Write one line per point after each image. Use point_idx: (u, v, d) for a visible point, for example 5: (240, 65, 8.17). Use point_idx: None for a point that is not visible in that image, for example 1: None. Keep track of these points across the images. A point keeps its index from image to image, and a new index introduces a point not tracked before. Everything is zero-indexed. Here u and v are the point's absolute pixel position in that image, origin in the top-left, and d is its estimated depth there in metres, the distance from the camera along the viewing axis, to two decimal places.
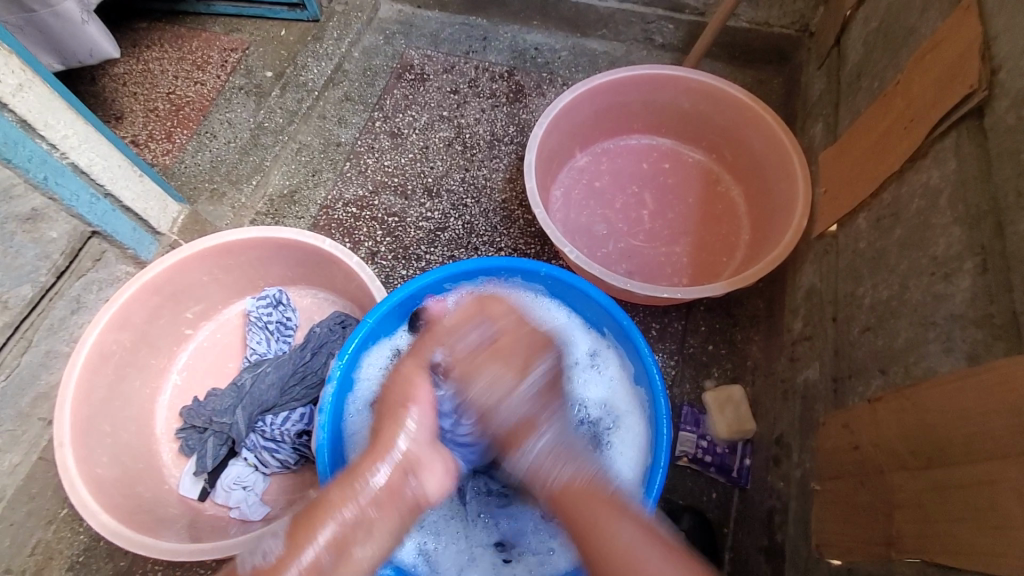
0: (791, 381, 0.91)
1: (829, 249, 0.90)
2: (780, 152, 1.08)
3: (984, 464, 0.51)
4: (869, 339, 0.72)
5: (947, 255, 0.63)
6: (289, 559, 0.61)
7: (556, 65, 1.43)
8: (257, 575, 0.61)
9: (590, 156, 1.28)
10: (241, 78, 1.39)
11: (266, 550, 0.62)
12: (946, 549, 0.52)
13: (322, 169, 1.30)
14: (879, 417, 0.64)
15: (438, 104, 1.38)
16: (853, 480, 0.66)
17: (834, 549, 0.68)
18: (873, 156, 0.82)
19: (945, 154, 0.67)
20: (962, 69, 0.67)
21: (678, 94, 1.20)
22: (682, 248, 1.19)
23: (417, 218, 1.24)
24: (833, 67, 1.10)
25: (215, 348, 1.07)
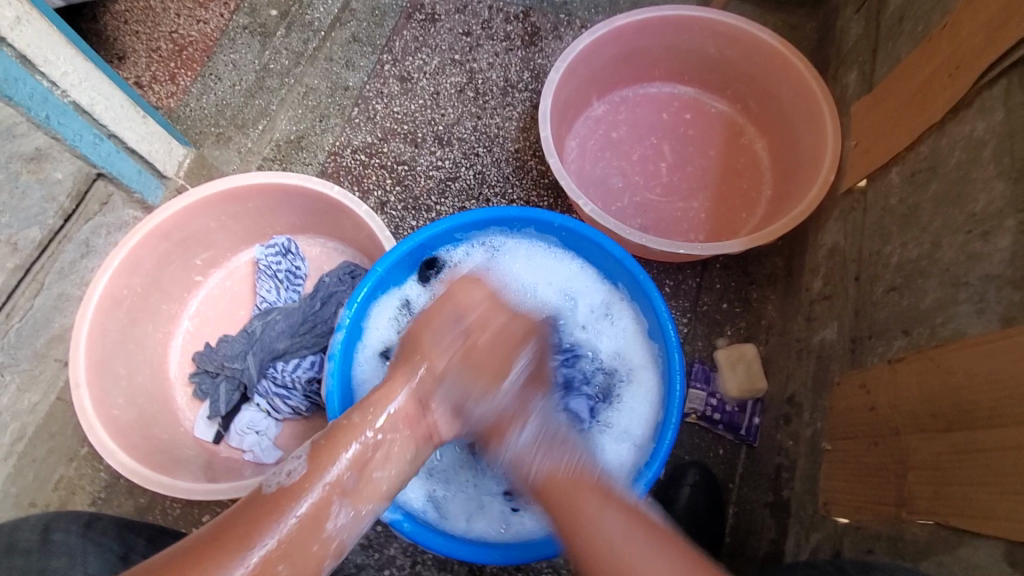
0: (807, 341, 0.89)
1: (856, 206, 0.86)
2: (811, 102, 1.03)
3: (1011, 429, 0.49)
4: (893, 300, 0.70)
5: (987, 212, 0.60)
6: (315, 477, 0.57)
7: (575, 6, 1.35)
8: (281, 493, 0.56)
9: (607, 105, 1.23)
10: (245, 16, 1.34)
11: (289, 470, 0.58)
12: (962, 511, 0.51)
13: (330, 114, 1.25)
14: (899, 378, 0.63)
15: (450, 47, 1.31)
16: (866, 441, 0.66)
17: (841, 507, 0.68)
18: (913, 106, 0.77)
19: (995, 102, 0.63)
20: (1022, 8, 0.61)
21: (704, 38, 1.13)
22: (701, 204, 1.15)
23: (427, 167, 1.20)
24: (874, 9, 1.03)
25: (226, 296, 1.07)
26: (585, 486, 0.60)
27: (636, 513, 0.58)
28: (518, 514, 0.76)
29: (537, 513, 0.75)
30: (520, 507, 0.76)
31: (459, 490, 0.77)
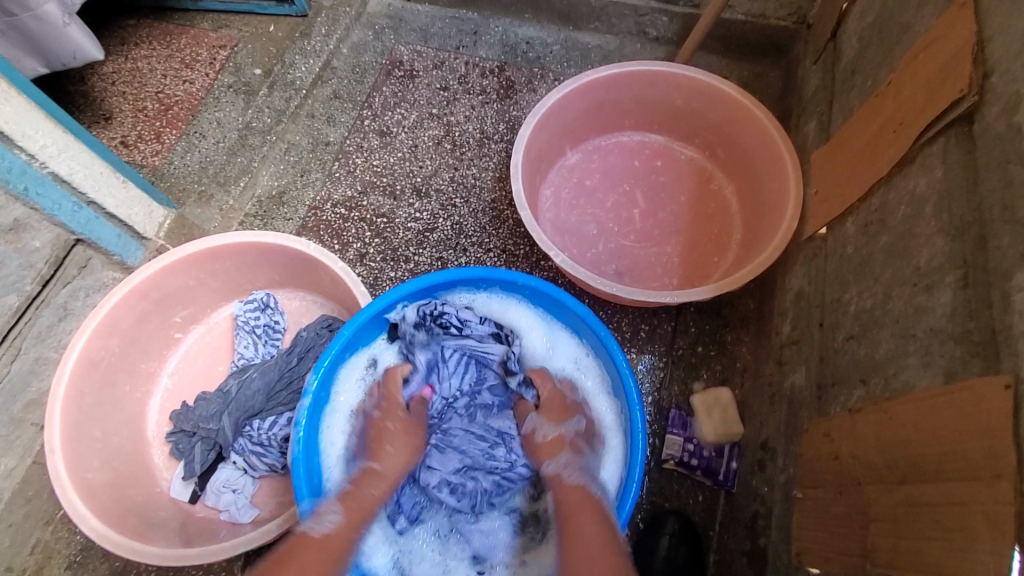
0: (779, 385, 0.91)
1: (818, 252, 0.88)
2: (773, 151, 1.07)
3: (958, 484, 0.50)
4: (853, 348, 0.71)
5: (929, 266, 0.61)
6: None
7: (547, 60, 1.41)
8: None
9: (580, 154, 1.27)
10: (229, 76, 1.39)
11: None
12: (916, 568, 0.51)
13: (311, 169, 1.29)
14: (860, 429, 0.64)
15: (427, 101, 1.36)
16: (833, 491, 0.67)
17: (815, 560, 0.68)
18: (864, 159, 0.80)
19: (933, 160, 0.66)
20: (953, 72, 0.65)
21: (669, 91, 1.18)
22: (673, 248, 1.18)
23: (406, 219, 1.23)
24: (829, 62, 1.08)
25: (205, 352, 1.08)
26: (586, 501, 0.69)
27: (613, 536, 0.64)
28: None
29: None
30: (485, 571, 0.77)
31: (424, 556, 0.77)
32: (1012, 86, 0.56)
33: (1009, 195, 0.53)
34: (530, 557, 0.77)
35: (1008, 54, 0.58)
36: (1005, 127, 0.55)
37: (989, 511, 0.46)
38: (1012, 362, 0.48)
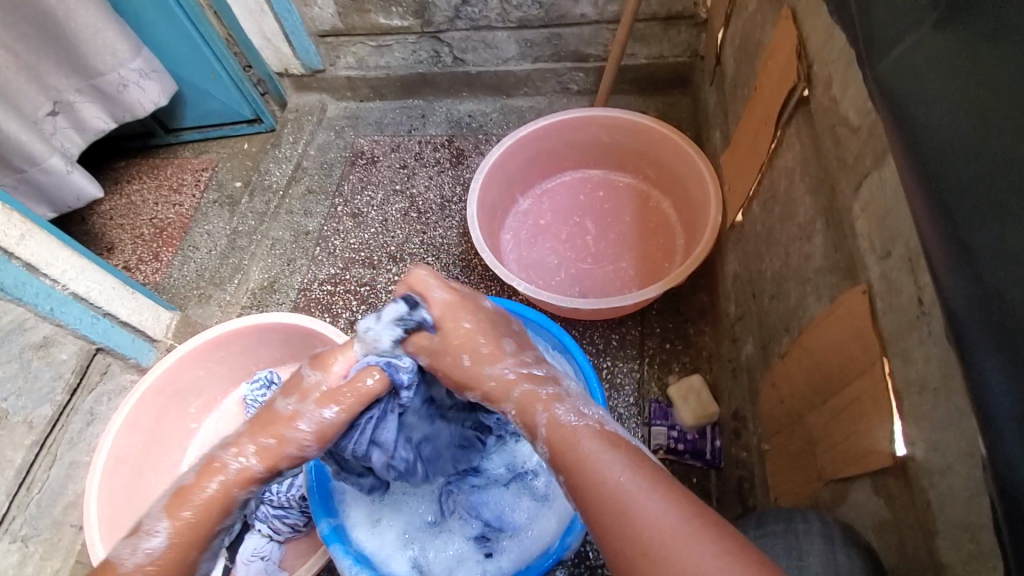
0: (737, 359, 1.00)
1: (741, 236, 1.01)
2: (691, 163, 1.22)
3: (852, 384, 0.58)
4: (776, 305, 0.82)
5: (807, 221, 0.73)
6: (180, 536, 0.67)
7: (489, 126, 1.60)
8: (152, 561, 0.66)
9: (531, 199, 1.43)
10: (213, 192, 1.58)
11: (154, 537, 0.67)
12: (842, 464, 0.59)
13: (296, 257, 1.44)
14: (793, 369, 0.73)
15: (391, 180, 1.53)
16: (788, 431, 0.75)
17: (789, 497, 0.74)
18: (753, 151, 0.95)
19: (793, 138, 0.80)
20: (790, 68, 0.80)
21: (595, 131, 1.36)
22: (628, 263, 1.31)
23: (386, 283, 1.36)
24: (720, 82, 1.26)
25: (220, 436, 1.16)
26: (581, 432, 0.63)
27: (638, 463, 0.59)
28: (493, 559, 0.83)
29: (511, 551, 0.83)
30: (494, 552, 0.84)
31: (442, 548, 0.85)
32: (826, 69, 0.70)
33: (838, 150, 0.66)
34: (538, 526, 0.84)
35: (816, 47, 0.73)
36: (828, 100, 0.69)
37: (871, 393, 0.55)
38: (865, 273, 0.58)
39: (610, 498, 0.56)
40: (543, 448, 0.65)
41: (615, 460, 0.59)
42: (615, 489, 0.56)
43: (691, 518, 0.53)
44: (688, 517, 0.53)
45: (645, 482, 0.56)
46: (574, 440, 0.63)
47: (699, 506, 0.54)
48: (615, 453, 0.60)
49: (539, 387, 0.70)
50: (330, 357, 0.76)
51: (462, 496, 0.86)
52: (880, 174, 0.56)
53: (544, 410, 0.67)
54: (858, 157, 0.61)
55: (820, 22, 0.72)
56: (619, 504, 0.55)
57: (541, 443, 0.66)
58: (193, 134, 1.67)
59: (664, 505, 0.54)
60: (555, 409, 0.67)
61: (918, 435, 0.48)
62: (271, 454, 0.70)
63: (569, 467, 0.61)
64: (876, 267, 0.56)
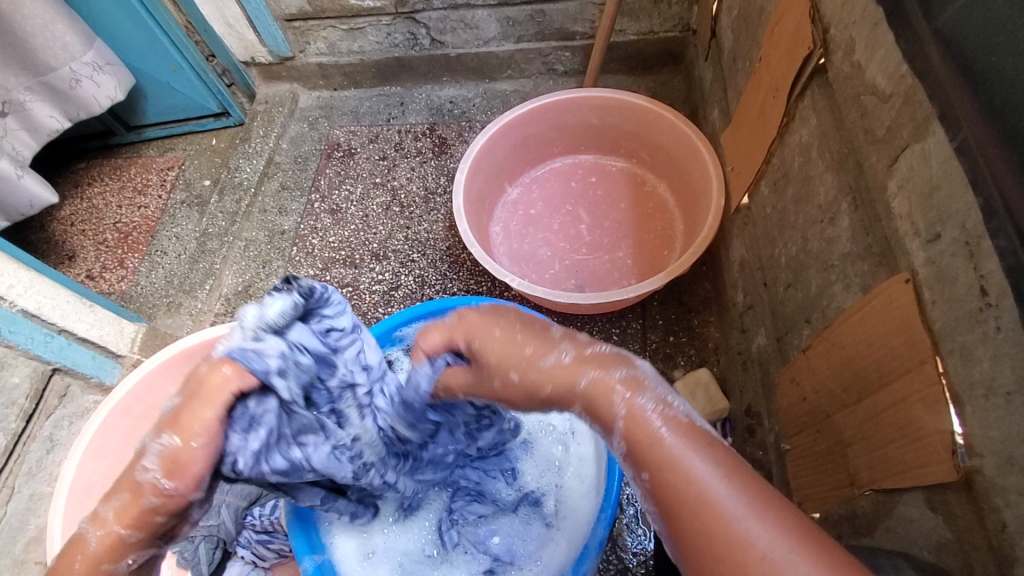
0: (748, 351, 0.94)
1: (747, 220, 0.95)
2: (689, 144, 1.15)
3: (894, 384, 0.52)
4: (793, 294, 0.76)
5: (828, 202, 0.66)
6: None
7: (472, 112, 1.51)
8: None
9: (520, 188, 1.35)
10: (181, 192, 1.48)
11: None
12: (886, 474, 0.53)
13: (272, 258, 1.34)
14: (816, 365, 0.67)
15: (370, 173, 1.44)
16: (811, 431, 0.69)
17: (813, 503, 0.69)
18: (760, 128, 0.88)
19: (808, 111, 0.73)
20: (802, 34, 0.73)
21: (585, 113, 1.28)
22: (625, 252, 1.24)
23: (370, 283, 1.27)
24: (716, 56, 1.18)
25: None
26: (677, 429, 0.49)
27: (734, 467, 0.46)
28: None
29: None
30: None
31: None
32: (846, 32, 0.63)
33: (867, 121, 0.59)
34: (545, 554, 0.79)
35: (834, 9, 0.66)
36: (850, 66, 0.62)
37: (924, 396, 0.48)
38: (906, 259, 0.52)
39: (703, 517, 0.43)
40: (620, 443, 0.51)
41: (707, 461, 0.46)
42: (708, 497, 0.44)
43: (801, 532, 0.41)
44: (793, 526, 0.41)
45: (748, 497, 0.43)
46: (657, 437, 0.48)
47: (806, 525, 0.42)
48: (710, 455, 0.46)
49: (584, 369, 0.53)
50: (197, 408, 0.56)
51: (468, 528, 0.80)
52: (921, 148, 0.49)
53: (586, 401, 0.53)
54: (892, 128, 0.54)
55: None
56: (715, 523, 0.42)
57: (617, 438, 0.51)
58: (156, 131, 1.56)
59: (765, 526, 0.41)
60: (617, 396, 0.51)
61: (985, 446, 0.42)
62: (126, 513, 0.55)
63: (650, 470, 0.47)
64: (922, 252, 0.49)
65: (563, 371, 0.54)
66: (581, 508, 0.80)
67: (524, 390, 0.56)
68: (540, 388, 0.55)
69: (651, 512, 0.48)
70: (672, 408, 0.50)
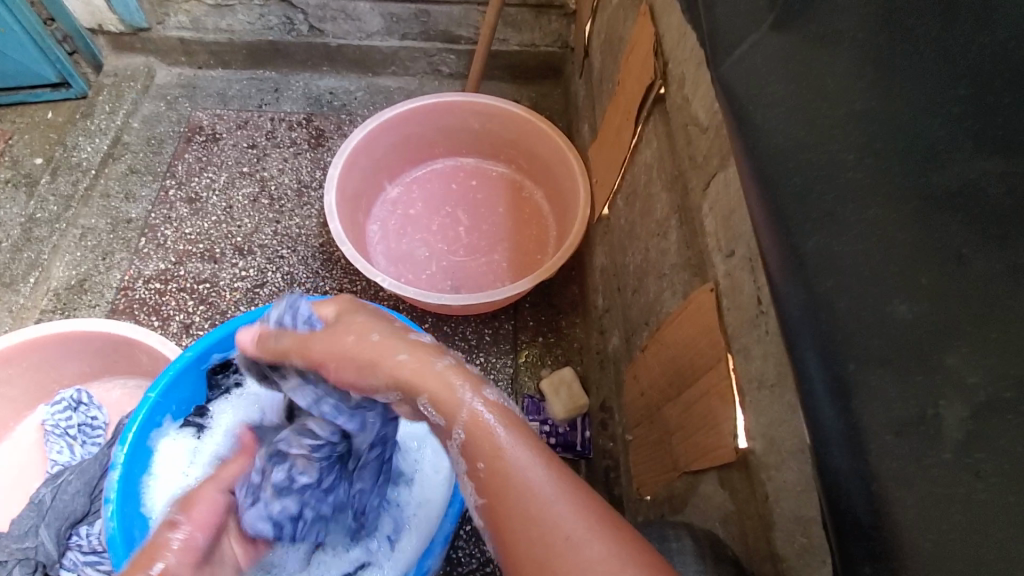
0: (604, 350, 1.02)
1: (607, 230, 1.03)
2: (561, 154, 1.22)
3: (702, 380, 0.59)
4: (638, 299, 0.84)
5: (663, 217, 0.75)
6: None
7: (353, 106, 1.47)
8: None
9: (400, 187, 1.34)
10: (5, 170, 1.27)
11: None
12: (694, 458, 0.60)
13: (114, 249, 1.20)
14: (650, 363, 0.75)
15: (237, 161, 1.34)
16: (647, 422, 0.77)
17: (646, 486, 0.76)
18: (618, 145, 0.96)
19: (651, 134, 0.81)
20: (648, 64, 0.80)
21: (465, 116, 1.30)
22: (501, 255, 1.27)
23: (231, 280, 1.18)
24: (588, 74, 1.26)
25: (11, 473, 0.94)
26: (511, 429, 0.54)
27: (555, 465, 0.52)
28: None
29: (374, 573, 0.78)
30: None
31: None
32: (679, 68, 0.71)
33: (690, 148, 0.67)
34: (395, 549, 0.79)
35: (672, 46, 0.74)
36: (681, 98, 0.70)
37: (720, 390, 0.55)
38: (712, 271, 0.60)
39: (524, 501, 0.49)
40: (459, 435, 0.55)
41: (535, 465, 0.51)
42: (529, 491, 0.50)
43: (601, 518, 0.48)
44: (597, 515, 0.48)
45: (560, 485, 0.50)
46: (491, 431, 0.54)
47: (612, 512, 0.49)
48: (532, 452, 0.53)
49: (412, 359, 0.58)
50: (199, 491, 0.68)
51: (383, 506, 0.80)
52: (725, 175, 0.58)
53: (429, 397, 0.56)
54: (707, 156, 0.62)
55: (675, 21, 0.73)
56: (536, 513, 0.49)
57: (458, 430, 0.55)
58: None
59: (570, 515, 0.48)
60: (462, 388, 0.56)
61: (756, 430, 0.50)
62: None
63: (485, 460, 0.53)
64: (722, 265, 0.57)
65: (389, 345, 0.59)
66: (436, 497, 0.81)
67: (374, 354, 0.59)
68: (390, 357, 0.58)
69: (476, 501, 0.54)
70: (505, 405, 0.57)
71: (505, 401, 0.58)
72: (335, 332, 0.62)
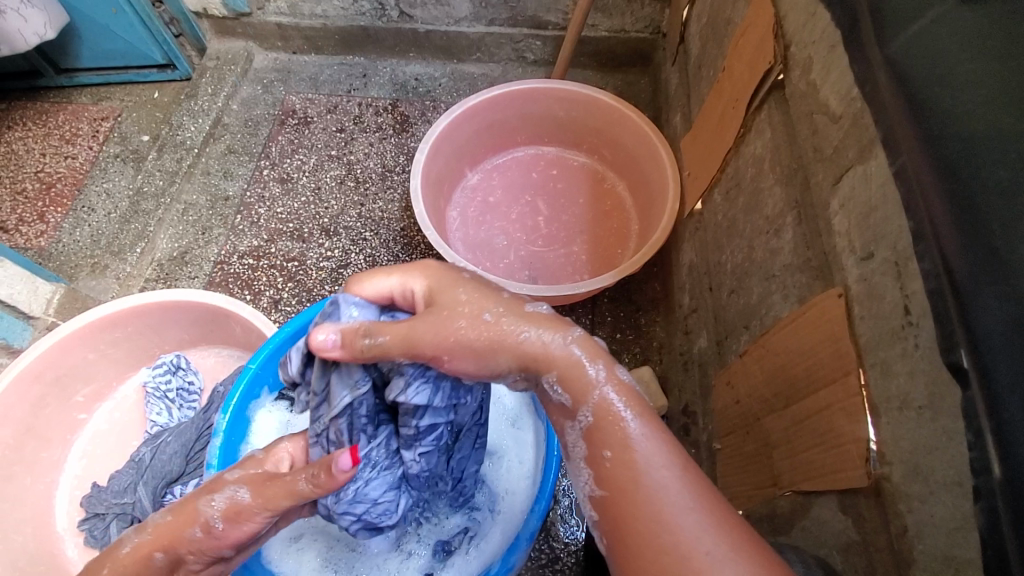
0: (689, 352, 0.97)
1: (699, 225, 0.97)
2: (650, 146, 1.17)
3: (821, 393, 0.54)
4: (735, 300, 0.79)
5: (775, 214, 0.69)
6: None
7: (437, 92, 1.48)
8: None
9: (480, 174, 1.33)
10: (115, 145, 1.37)
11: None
12: (806, 476, 0.55)
13: (212, 225, 1.27)
14: (750, 369, 0.70)
15: (325, 144, 1.38)
16: (741, 432, 0.72)
17: (737, 500, 0.72)
18: (719, 135, 0.90)
19: (764, 124, 0.75)
20: (765, 48, 0.74)
21: (551, 104, 1.27)
22: (580, 247, 1.24)
23: (317, 259, 1.22)
24: (683, 61, 1.20)
25: (114, 429, 1.01)
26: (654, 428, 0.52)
27: (694, 471, 0.50)
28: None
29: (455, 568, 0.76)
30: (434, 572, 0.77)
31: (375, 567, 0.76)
32: (806, 51, 0.65)
33: (817, 139, 0.61)
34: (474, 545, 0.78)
35: (797, 27, 0.67)
36: (806, 84, 0.64)
37: (847, 406, 0.50)
38: (841, 275, 0.54)
39: (655, 502, 0.48)
40: (587, 417, 0.54)
41: (670, 464, 0.49)
42: (662, 494, 0.48)
43: (739, 538, 0.46)
44: (733, 530, 0.46)
45: (697, 494, 0.48)
46: (622, 421, 0.52)
47: (750, 529, 0.47)
48: (669, 452, 0.50)
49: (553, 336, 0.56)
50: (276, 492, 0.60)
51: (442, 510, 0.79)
52: (865, 169, 0.52)
53: (561, 378, 0.55)
54: (839, 148, 0.56)
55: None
56: (664, 514, 0.47)
57: (585, 411, 0.54)
58: (91, 76, 1.44)
59: (708, 528, 0.46)
60: (597, 377, 0.54)
61: (895, 455, 0.45)
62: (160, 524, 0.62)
63: (613, 449, 0.51)
64: (855, 269, 0.52)
65: (534, 320, 0.57)
66: (520, 492, 0.80)
67: (495, 337, 0.55)
68: (515, 337, 0.56)
69: (592, 490, 0.52)
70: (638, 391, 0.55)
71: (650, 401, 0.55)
72: (439, 316, 0.57)
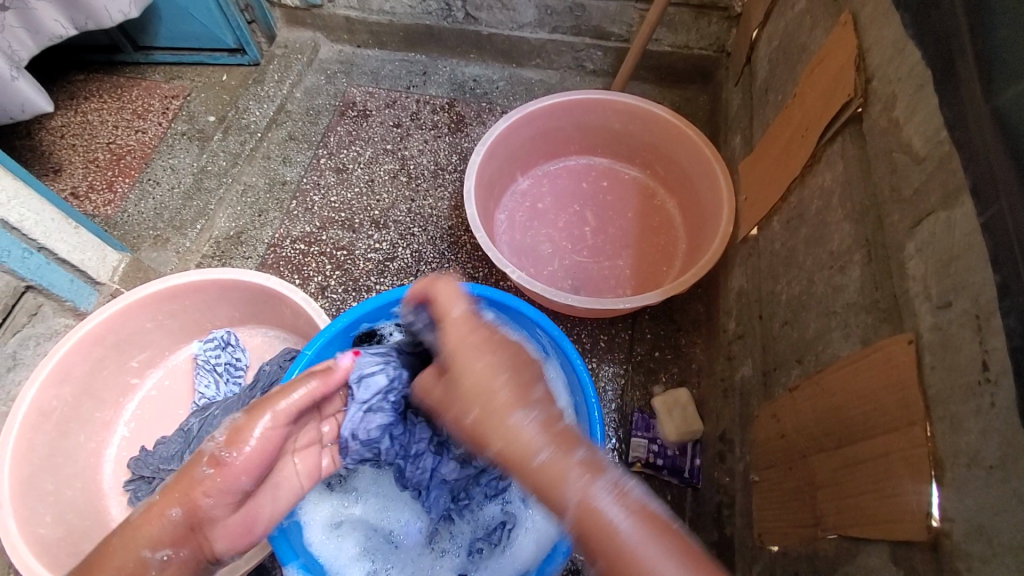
0: (730, 379, 0.96)
1: (753, 251, 0.96)
2: (706, 166, 1.15)
3: (880, 439, 0.53)
4: (788, 332, 0.77)
5: (841, 249, 0.68)
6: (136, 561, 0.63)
7: (494, 95, 1.49)
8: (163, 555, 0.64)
9: (531, 179, 1.34)
10: (183, 123, 1.42)
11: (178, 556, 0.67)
12: (856, 522, 0.54)
13: (268, 209, 1.31)
14: (799, 404, 0.69)
15: (382, 138, 1.41)
16: (783, 467, 0.70)
17: (772, 536, 0.71)
18: (784, 163, 0.88)
19: (836, 156, 0.73)
20: (844, 79, 0.73)
21: (608, 116, 1.27)
22: (625, 261, 1.24)
23: (366, 250, 1.25)
24: (748, 83, 1.18)
25: (163, 396, 1.06)
26: (647, 528, 0.50)
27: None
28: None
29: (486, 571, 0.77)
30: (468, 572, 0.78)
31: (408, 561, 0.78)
32: (889, 87, 0.63)
33: (895, 179, 0.60)
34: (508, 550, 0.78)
35: (882, 61, 0.66)
36: (887, 121, 0.63)
37: (908, 456, 0.49)
38: (912, 321, 0.53)
39: None
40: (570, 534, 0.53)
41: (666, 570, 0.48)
42: None
43: None
44: None
45: None
46: (613, 533, 0.50)
47: None
48: (661, 553, 0.49)
49: (530, 445, 0.55)
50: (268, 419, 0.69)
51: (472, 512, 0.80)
52: (948, 216, 0.51)
53: (541, 493, 0.54)
54: (920, 191, 0.55)
55: (890, 34, 0.65)
56: None
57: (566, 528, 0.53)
58: (165, 55, 1.50)
59: None
60: (572, 485, 0.52)
61: (958, 512, 0.44)
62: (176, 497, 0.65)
63: (604, 561, 0.50)
64: (929, 316, 0.51)
65: (520, 438, 0.55)
66: None
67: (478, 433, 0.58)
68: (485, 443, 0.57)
69: None
70: (631, 496, 0.52)
71: (639, 491, 0.53)
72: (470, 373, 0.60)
